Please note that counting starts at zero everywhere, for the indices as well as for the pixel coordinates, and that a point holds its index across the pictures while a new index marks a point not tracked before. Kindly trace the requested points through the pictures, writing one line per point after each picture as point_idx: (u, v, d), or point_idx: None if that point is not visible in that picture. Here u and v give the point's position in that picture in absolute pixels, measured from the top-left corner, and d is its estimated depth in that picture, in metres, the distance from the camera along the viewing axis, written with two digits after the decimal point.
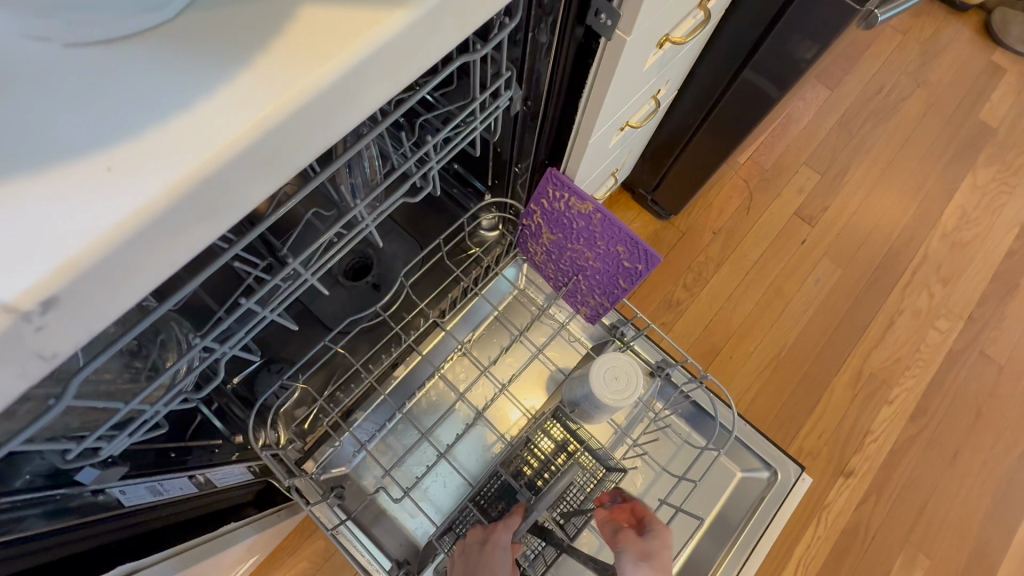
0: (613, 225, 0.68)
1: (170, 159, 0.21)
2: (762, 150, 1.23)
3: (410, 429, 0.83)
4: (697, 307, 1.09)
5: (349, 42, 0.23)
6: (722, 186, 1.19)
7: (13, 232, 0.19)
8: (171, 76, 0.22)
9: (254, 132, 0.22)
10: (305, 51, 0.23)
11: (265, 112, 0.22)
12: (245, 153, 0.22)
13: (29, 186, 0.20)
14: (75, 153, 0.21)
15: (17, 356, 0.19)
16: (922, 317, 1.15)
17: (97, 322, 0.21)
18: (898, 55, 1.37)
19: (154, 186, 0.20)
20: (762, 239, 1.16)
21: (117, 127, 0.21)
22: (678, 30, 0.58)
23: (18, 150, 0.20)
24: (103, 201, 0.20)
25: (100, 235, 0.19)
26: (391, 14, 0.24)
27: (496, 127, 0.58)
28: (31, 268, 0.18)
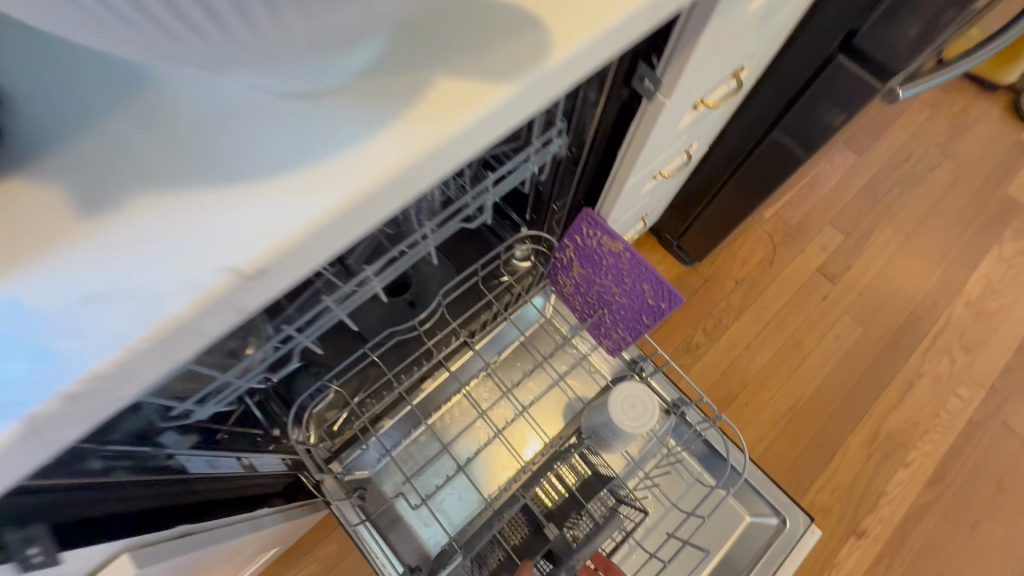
0: (640, 263, 0.73)
1: (342, 179, 0.24)
2: (788, 207, 1.27)
3: (432, 441, 0.88)
4: (715, 352, 1.12)
5: (483, 97, 0.26)
6: (747, 238, 1.23)
7: (240, 211, 0.23)
8: (340, 109, 0.25)
9: (432, 143, 0.25)
10: (451, 101, 0.25)
11: (442, 128, 0.25)
12: (421, 162, 0.25)
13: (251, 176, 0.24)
14: (285, 153, 0.24)
15: (226, 314, 0.23)
16: (943, 382, 1.15)
17: (283, 292, 0.24)
18: (926, 127, 1.42)
19: (349, 182, 0.23)
20: (784, 292, 1.19)
21: (299, 151, 0.24)
22: (712, 95, 0.65)
23: (216, 164, 0.24)
24: (310, 190, 0.23)
25: (306, 218, 0.23)
26: (546, 53, 0.27)
27: (545, 169, 0.65)
28: (255, 242, 0.22)
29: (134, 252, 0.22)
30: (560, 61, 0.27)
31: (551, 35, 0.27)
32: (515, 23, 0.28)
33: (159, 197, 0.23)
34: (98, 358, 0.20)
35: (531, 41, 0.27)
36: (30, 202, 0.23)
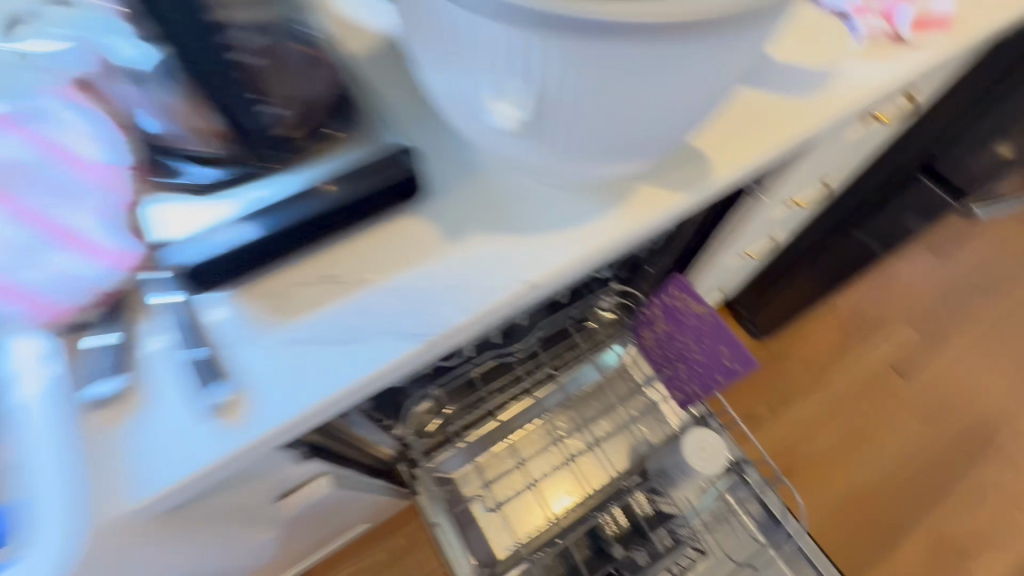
0: (721, 328, 0.82)
1: (596, 237, 0.36)
2: (861, 297, 1.32)
3: (510, 458, 0.99)
4: (776, 426, 1.17)
5: (675, 201, 0.38)
6: (819, 322, 1.29)
7: (535, 243, 0.35)
8: (590, 194, 0.37)
9: (653, 219, 0.37)
10: (657, 199, 0.37)
11: (661, 210, 0.37)
12: (644, 230, 0.37)
13: (540, 222, 0.36)
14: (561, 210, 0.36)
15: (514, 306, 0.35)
16: (1008, 495, 1.15)
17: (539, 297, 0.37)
18: (1009, 239, 1.45)
19: (601, 237, 0.36)
20: (850, 379, 1.23)
21: (563, 217, 0.36)
22: (801, 196, 0.77)
23: (513, 220, 0.36)
24: (578, 238, 0.36)
25: (575, 255, 0.35)
26: (729, 170, 0.39)
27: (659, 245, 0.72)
28: (545, 267, 0.35)
29: (471, 267, 0.34)
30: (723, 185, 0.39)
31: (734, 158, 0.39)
32: (699, 151, 0.39)
33: (480, 236, 0.35)
34: (456, 318, 0.33)
35: (721, 159, 0.39)
36: (405, 229, 0.35)
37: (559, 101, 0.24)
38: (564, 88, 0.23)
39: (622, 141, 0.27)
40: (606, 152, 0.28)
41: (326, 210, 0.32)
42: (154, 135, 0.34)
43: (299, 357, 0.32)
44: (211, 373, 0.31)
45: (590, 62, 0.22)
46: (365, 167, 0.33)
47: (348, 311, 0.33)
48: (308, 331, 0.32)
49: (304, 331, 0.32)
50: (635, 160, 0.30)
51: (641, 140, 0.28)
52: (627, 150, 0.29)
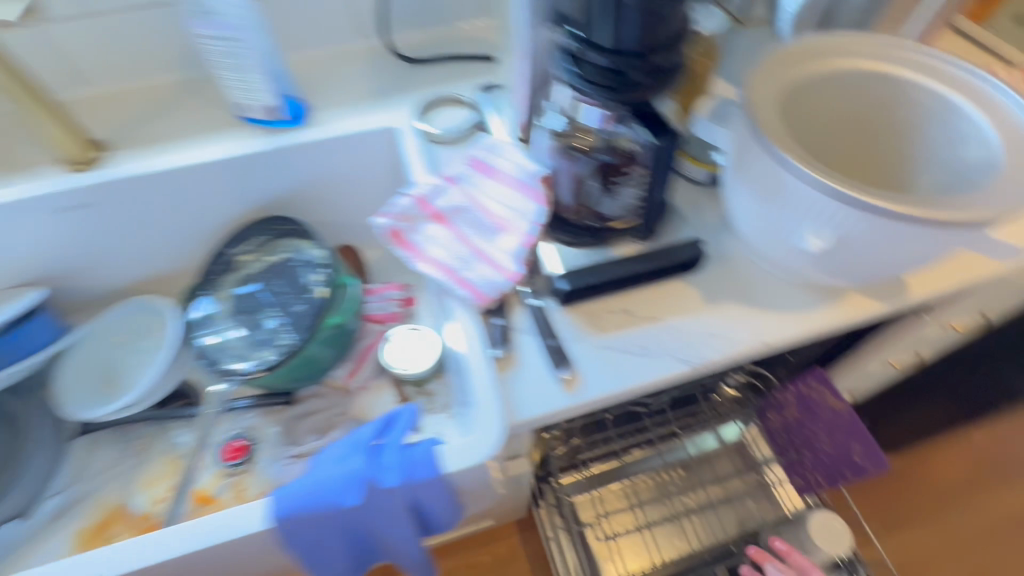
0: None
1: (815, 320, 0.50)
2: (1003, 437, 1.27)
3: None
4: (890, 547, 1.16)
5: (869, 308, 0.50)
6: (950, 451, 1.26)
7: (771, 316, 0.50)
8: (807, 290, 0.51)
9: (858, 317, 0.50)
10: (855, 306, 0.51)
11: (866, 311, 0.50)
12: (850, 323, 0.50)
13: (776, 303, 0.50)
14: (791, 297, 0.51)
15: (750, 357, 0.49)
16: None
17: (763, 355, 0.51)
18: None
19: (820, 321, 0.50)
20: (977, 520, 1.19)
21: (787, 303, 0.50)
22: (960, 321, 0.82)
23: (753, 299, 0.50)
24: (803, 318, 0.50)
25: (800, 329, 0.49)
26: (918, 293, 0.51)
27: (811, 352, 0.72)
28: (778, 334, 0.49)
29: (723, 324, 0.49)
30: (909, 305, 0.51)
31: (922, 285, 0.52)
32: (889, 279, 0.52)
33: (730, 305, 0.50)
34: (714, 354, 0.48)
35: (914, 284, 0.52)
36: (679, 293, 0.50)
37: (847, 239, 0.39)
38: (864, 238, 0.39)
39: (873, 271, 0.42)
40: (857, 274, 0.43)
41: (641, 273, 0.49)
42: (565, 205, 0.49)
43: (610, 359, 0.47)
44: (561, 356, 0.46)
45: (888, 229, 0.37)
46: (675, 249, 0.50)
47: (643, 336, 0.48)
48: (616, 343, 0.48)
49: (613, 340, 0.48)
50: (866, 280, 0.45)
51: (884, 272, 0.43)
52: (870, 276, 0.43)
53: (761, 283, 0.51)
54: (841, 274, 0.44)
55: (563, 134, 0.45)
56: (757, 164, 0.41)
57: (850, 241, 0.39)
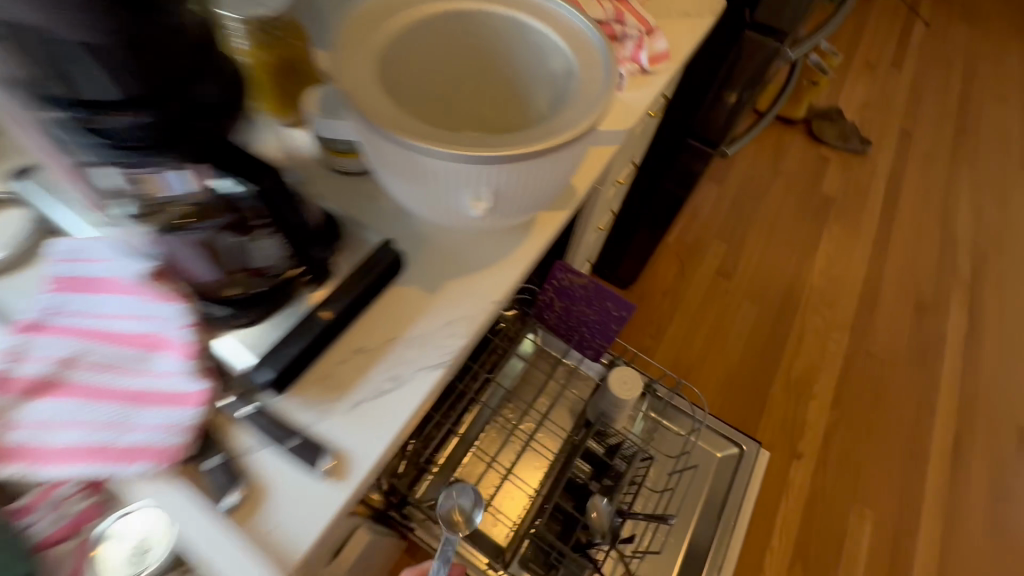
0: (603, 289, 1.04)
1: (525, 256, 0.51)
2: (683, 231, 1.73)
3: (480, 460, 1.12)
4: (664, 347, 1.50)
5: (557, 218, 0.55)
6: (662, 261, 1.66)
7: (481, 258, 0.50)
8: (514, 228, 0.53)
9: (542, 228, 0.53)
10: (549, 216, 0.55)
11: (554, 222, 0.54)
12: (541, 242, 0.53)
13: (489, 249, 0.50)
14: (494, 260, 0.50)
15: (483, 303, 0.48)
16: (820, 333, 1.59)
17: (492, 294, 0.48)
18: (757, 157, 1.94)
19: (518, 248, 0.51)
20: (697, 296, 1.61)
21: (500, 249, 0.51)
22: (623, 175, 1.00)
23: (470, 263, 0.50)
24: (506, 271, 0.50)
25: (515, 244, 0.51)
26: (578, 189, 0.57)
27: (413, 313, 0.46)
28: (499, 270, 0.50)
29: (466, 302, 0.48)
30: (586, 188, 0.58)
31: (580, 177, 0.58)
32: None
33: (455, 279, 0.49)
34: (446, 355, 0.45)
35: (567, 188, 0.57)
36: (406, 290, 0.47)
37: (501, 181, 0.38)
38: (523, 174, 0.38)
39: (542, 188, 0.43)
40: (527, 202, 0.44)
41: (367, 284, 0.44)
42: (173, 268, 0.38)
43: (354, 425, 0.41)
44: (312, 450, 0.39)
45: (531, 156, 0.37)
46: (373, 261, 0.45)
47: (399, 354, 0.44)
48: (345, 422, 0.41)
49: (364, 392, 0.42)
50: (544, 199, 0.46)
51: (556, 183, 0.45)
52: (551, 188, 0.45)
53: (471, 255, 0.50)
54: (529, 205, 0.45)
55: (145, 216, 0.35)
56: (381, 155, 0.38)
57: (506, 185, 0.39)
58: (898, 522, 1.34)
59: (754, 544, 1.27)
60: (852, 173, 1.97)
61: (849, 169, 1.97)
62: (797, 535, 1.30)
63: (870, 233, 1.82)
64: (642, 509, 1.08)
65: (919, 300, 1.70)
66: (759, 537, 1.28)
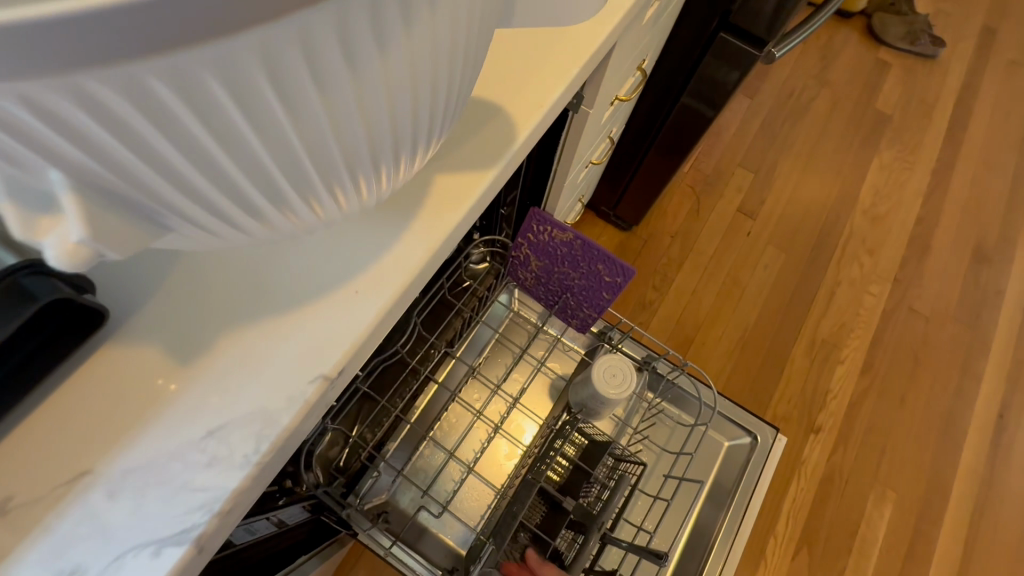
0: (592, 248, 0.78)
1: (390, 278, 0.25)
2: (702, 157, 1.41)
3: (436, 450, 0.92)
4: (668, 303, 1.26)
5: (474, 188, 0.28)
6: (673, 195, 1.37)
7: (292, 284, 0.25)
8: (375, 215, 0.26)
9: (432, 214, 0.27)
10: (457, 186, 0.28)
11: (461, 197, 0.28)
12: (428, 242, 0.27)
13: (315, 262, 0.25)
14: (323, 288, 0.25)
15: (281, 388, 0.23)
16: (856, 285, 1.34)
17: (307, 365, 0.24)
18: (801, 61, 1.56)
19: (374, 261, 0.26)
20: (713, 239, 1.33)
21: (336, 260, 0.26)
22: (625, 89, 0.70)
23: (273, 295, 0.25)
24: (344, 311, 0.25)
25: (373, 238, 0.26)
26: (519, 130, 0.30)
27: (139, 412, 0.22)
28: (328, 310, 0.25)
29: (249, 387, 0.23)
30: (540, 124, 0.31)
31: (524, 106, 0.31)
32: (474, 108, 0.30)
33: (235, 332, 0.24)
34: (188, 516, 0.21)
35: (495, 127, 0.30)
36: (127, 362, 0.23)
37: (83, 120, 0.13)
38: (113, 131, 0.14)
39: (271, 171, 0.18)
40: (264, 201, 0.19)
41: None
42: None
43: None
44: None
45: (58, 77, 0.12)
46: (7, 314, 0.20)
47: (81, 518, 0.20)
48: None
49: None
50: (339, 191, 0.22)
51: (343, 163, 0.20)
52: (333, 172, 0.20)
53: (278, 280, 0.25)
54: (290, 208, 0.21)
55: None
56: None
57: (95, 164, 0.15)
58: (922, 506, 1.18)
59: (757, 531, 1.12)
60: (915, 83, 1.59)
61: (912, 78, 1.60)
62: (807, 521, 1.14)
63: (927, 161, 1.50)
64: (635, 516, 0.88)
65: (978, 245, 1.43)
66: (763, 523, 1.13)
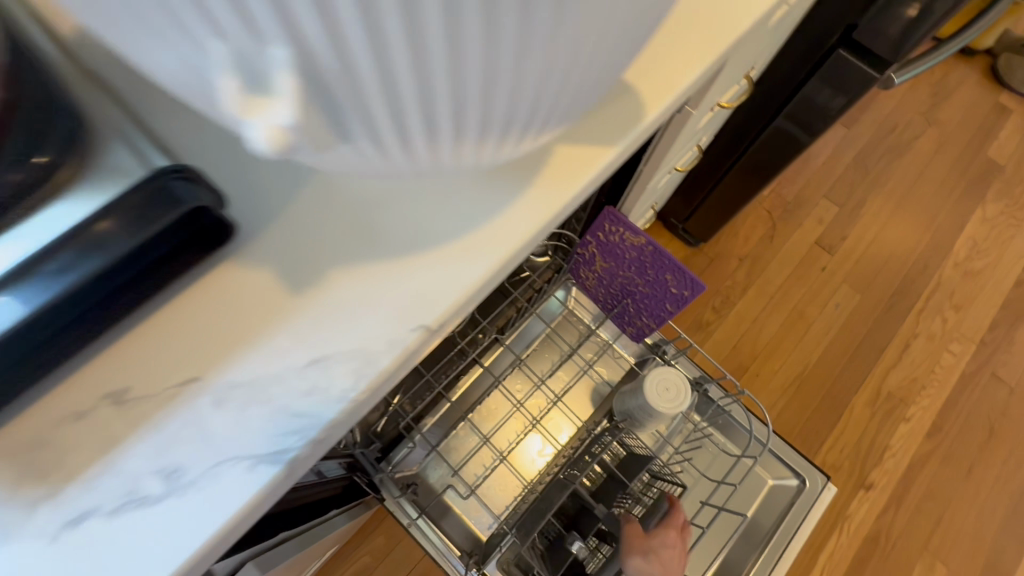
0: (663, 256, 0.75)
1: (502, 240, 0.25)
2: (785, 182, 1.34)
3: (471, 433, 0.93)
4: (725, 327, 1.21)
5: (595, 161, 0.27)
6: (748, 217, 1.31)
7: (405, 231, 0.25)
8: (494, 173, 0.26)
9: (551, 181, 0.27)
10: (578, 156, 0.27)
11: (582, 170, 0.27)
12: (545, 210, 0.26)
13: (434, 213, 0.25)
14: (437, 240, 0.25)
15: (383, 333, 0.23)
16: (936, 340, 1.24)
17: (412, 312, 0.24)
18: (910, 95, 1.46)
19: (491, 220, 0.25)
20: (784, 268, 1.27)
21: (450, 215, 0.25)
22: (728, 97, 0.68)
23: (387, 236, 0.25)
24: (457, 265, 0.24)
25: (494, 196, 0.26)
26: (644, 114, 0.29)
27: (246, 331, 0.23)
28: (439, 262, 0.24)
29: (354, 323, 0.23)
30: (669, 107, 0.30)
31: (654, 89, 0.29)
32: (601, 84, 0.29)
33: (345, 267, 0.24)
34: (282, 443, 0.21)
35: (620, 106, 0.29)
36: (245, 280, 0.23)
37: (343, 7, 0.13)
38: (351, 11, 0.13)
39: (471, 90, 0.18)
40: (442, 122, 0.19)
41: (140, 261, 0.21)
42: None
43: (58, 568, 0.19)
44: None
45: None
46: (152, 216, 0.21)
47: (188, 420, 0.21)
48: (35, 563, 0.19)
49: (95, 493, 0.20)
50: (510, 126, 0.21)
51: (509, 104, 0.20)
52: (493, 113, 0.20)
53: (392, 225, 0.25)
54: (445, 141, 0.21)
55: None
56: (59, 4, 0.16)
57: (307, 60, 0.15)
58: None
59: None
60: None
61: None
62: None
63: None
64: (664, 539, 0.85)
65: None
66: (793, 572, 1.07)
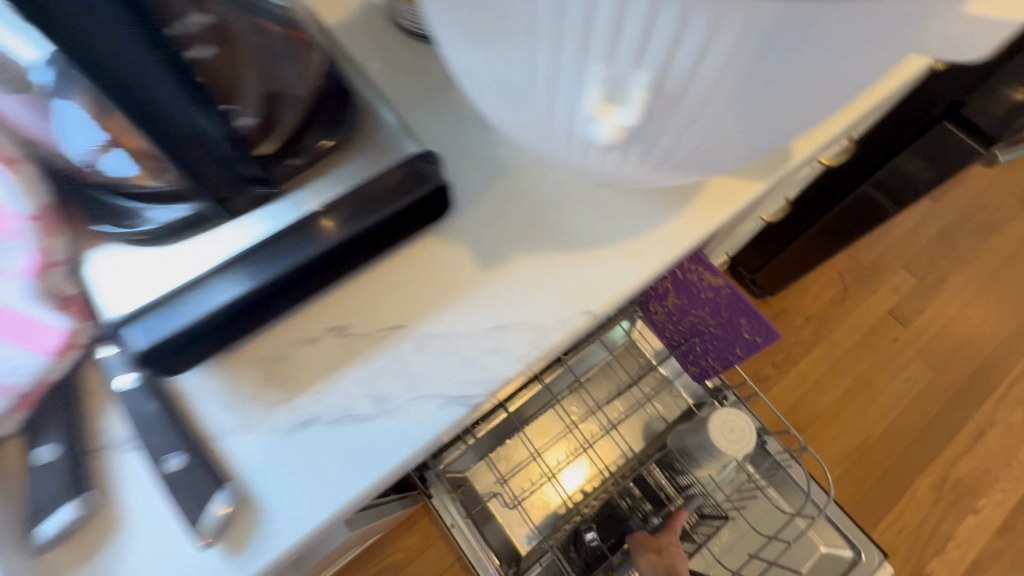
0: (740, 300, 0.75)
1: (662, 248, 0.29)
2: (862, 248, 1.32)
3: (521, 447, 0.94)
4: (785, 385, 1.19)
5: (745, 191, 0.31)
6: (820, 277, 1.29)
7: (580, 230, 0.29)
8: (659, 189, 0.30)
9: (706, 203, 0.30)
10: (732, 184, 0.31)
11: (734, 197, 0.31)
12: (700, 225, 0.30)
13: (607, 217, 0.29)
14: (608, 240, 0.29)
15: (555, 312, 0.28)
16: (1014, 433, 1.17)
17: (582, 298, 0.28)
18: (1004, 176, 1.41)
19: (654, 229, 0.29)
20: (853, 333, 1.24)
21: (620, 221, 0.29)
22: (828, 154, 0.70)
23: (565, 232, 0.29)
24: (624, 264, 0.28)
25: (658, 209, 0.30)
26: (791, 156, 0.32)
27: (439, 294, 0.28)
28: (607, 259, 0.28)
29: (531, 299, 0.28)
30: (813, 153, 0.33)
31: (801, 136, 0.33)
32: None
33: (526, 254, 0.29)
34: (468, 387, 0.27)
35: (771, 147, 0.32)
36: (445, 254, 0.29)
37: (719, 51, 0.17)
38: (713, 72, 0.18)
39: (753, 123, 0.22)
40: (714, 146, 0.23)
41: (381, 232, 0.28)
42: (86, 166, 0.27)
43: (298, 456, 0.26)
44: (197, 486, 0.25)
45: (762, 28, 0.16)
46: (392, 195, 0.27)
47: (393, 359, 0.27)
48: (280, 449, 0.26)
49: (324, 404, 0.27)
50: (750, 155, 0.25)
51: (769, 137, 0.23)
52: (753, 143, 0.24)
53: (570, 222, 0.29)
54: (681, 160, 0.25)
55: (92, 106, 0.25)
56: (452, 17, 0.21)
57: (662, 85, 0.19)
58: None
59: None
60: None
61: None
62: None
63: None
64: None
65: None
66: None
